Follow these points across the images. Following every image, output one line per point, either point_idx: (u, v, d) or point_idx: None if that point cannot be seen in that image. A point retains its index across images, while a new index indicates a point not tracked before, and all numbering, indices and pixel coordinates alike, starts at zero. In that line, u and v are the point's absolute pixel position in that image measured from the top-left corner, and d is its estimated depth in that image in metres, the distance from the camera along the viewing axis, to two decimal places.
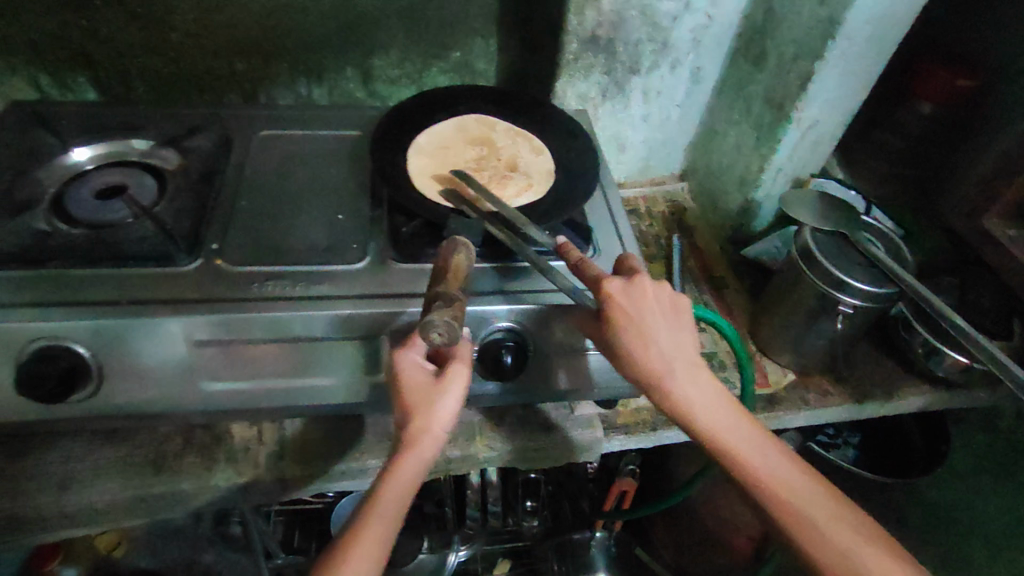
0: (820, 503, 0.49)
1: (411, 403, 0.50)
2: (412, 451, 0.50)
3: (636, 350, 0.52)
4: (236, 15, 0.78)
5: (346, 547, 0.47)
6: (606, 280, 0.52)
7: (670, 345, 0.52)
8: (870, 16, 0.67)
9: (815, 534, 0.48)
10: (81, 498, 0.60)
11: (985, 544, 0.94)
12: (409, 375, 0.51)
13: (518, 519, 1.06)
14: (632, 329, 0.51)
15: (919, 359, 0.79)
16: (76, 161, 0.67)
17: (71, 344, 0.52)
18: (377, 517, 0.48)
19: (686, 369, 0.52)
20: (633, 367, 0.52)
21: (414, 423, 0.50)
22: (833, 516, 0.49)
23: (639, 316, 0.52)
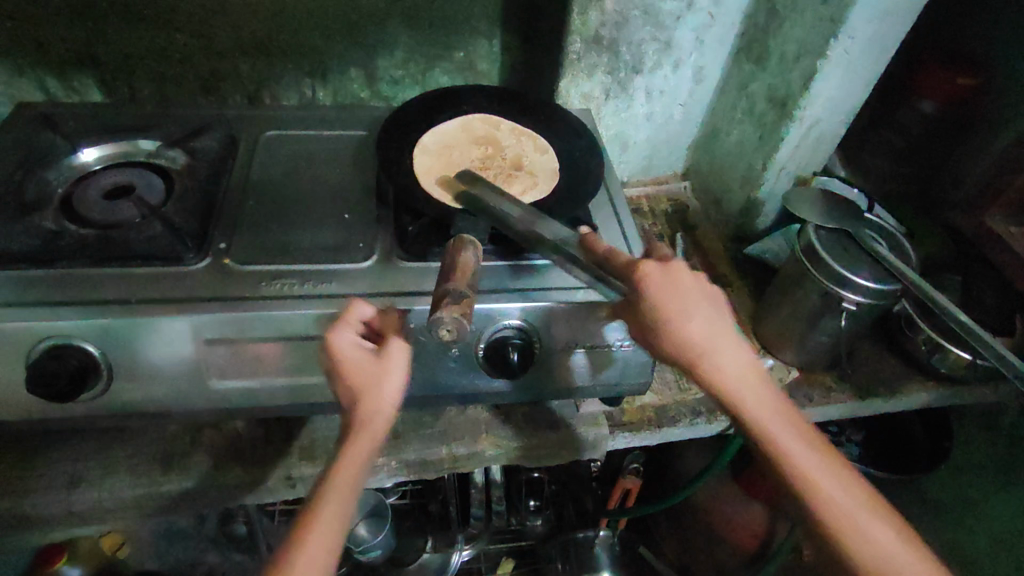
0: (859, 499, 0.47)
1: (360, 382, 0.49)
2: (363, 433, 0.49)
3: (676, 328, 0.50)
4: (242, 16, 0.78)
5: (304, 534, 0.45)
6: (645, 261, 0.51)
7: (710, 326, 0.51)
8: (872, 14, 0.67)
9: (852, 530, 0.46)
10: (90, 497, 0.60)
11: (988, 540, 0.94)
12: (349, 356, 0.49)
13: (522, 518, 1.07)
14: (672, 307, 0.50)
15: (922, 355, 0.80)
16: (84, 162, 0.67)
17: (82, 343, 0.53)
18: (334, 500, 0.46)
19: (726, 351, 0.50)
20: (671, 345, 0.51)
21: (364, 402, 0.49)
22: (870, 511, 0.47)
23: (681, 295, 0.51)
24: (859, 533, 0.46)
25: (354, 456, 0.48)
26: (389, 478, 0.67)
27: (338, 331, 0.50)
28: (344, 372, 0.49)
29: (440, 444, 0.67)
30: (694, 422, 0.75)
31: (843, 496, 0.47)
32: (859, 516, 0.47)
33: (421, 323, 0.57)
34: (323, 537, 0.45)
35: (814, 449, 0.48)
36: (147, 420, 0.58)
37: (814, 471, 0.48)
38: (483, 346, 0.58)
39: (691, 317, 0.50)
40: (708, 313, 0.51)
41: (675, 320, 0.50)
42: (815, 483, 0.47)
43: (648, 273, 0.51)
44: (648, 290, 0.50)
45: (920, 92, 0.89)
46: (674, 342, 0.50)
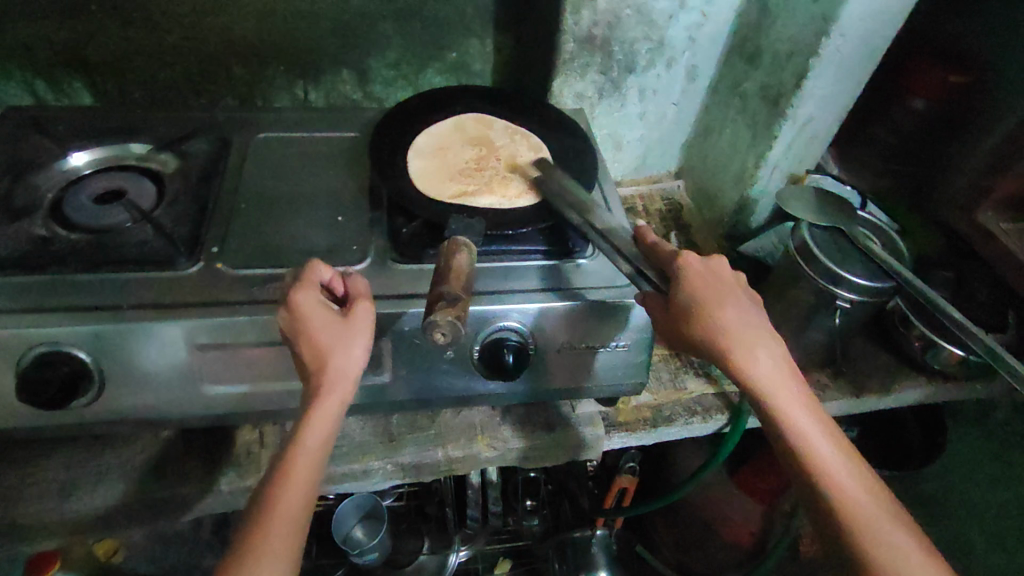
0: (873, 493, 0.49)
1: (323, 345, 0.49)
2: (327, 393, 0.48)
3: (710, 316, 0.52)
4: (232, 18, 0.78)
5: (273, 497, 0.46)
6: (686, 253, 0.54)
7: (742, 319, 0.52)
8: (863, 13, 0.68)
9: (867, 523, 0.47)
10: (84, 504, 0.60)
11: (982, 534, 0.95)
12: (312, 315, 0.50)
13: (518, 517, 1.07)
14: (709, 294, 0.52)
15: (916, 352, 0.80)
16: (74, 166, 0.66)
17: (74, 350, 0.52)
18: (298, 463, 0.47)
19: (755, 343, 0.52)
20: (703, 333, 0.52)
21: (326, 364, 0.49)
22: (882, 506, 0.48)
23: (715, 286, 0.53)
24: (874, 527, 0.47)
25: (319, 417, 0.48)
26: (384, 481, 0.67)
27: (299, 293, 0.50)
28: (306, 334, 0.49)
29: (436, 447, 0.67)
30: (690, 422, 0.75)
31: (860, 489, 0.48)
32: (872, 508, 0.48)
33: (415, 325, 0.57)
34: (289, 501, 0.46)
35: (834, 444, 0.50)
36: (141, 426, 0.58)
37: (833, 464, 0.49)
38: (479, 348, 0.58)
39: (724, 306, 0.52)
40: (740, 307, 0.53)
41: (710, 307, 0.52)
42: (835, 474, 0.48)
43: (687, 263, 0.53)
44: (687, 276, 0.53)
45: (911, 88, 0.90)
46: (708, 329, 0.52)
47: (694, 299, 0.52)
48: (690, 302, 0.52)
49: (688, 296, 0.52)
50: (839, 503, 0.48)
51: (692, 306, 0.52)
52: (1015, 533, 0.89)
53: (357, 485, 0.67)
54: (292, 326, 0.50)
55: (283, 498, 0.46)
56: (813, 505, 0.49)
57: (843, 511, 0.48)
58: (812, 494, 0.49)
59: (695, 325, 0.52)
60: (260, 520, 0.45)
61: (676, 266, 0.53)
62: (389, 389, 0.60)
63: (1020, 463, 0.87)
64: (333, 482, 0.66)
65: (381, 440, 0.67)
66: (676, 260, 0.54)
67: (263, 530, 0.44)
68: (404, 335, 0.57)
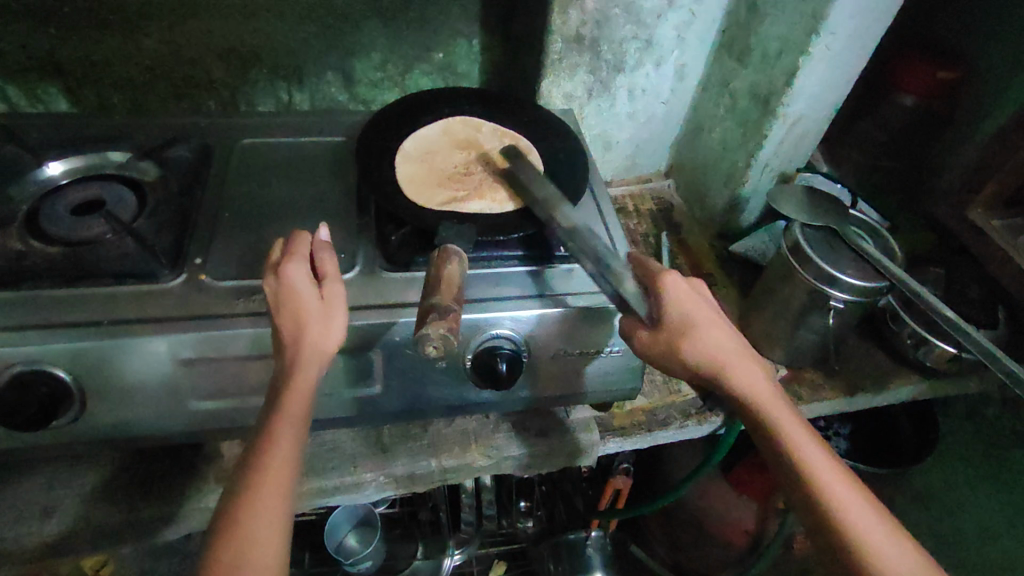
0: (870, 506, 0.48)
1: (302, 317, 0.49)
2: (303, 366, 0.48)
3: (697, 337, 0.53)
4: (213, 21, 0.76)
5: (263, 468, 0.45)
6: (667, 271, 0.55)
7: (728, 340, 0.53)
8: (853, 11, 0.67)
9: (869, 539, 0.46)
10: (68, 525, 0.58)
11: (975, 528, 0.96)
12: (296, 286, 0.50)
13: (513, 520, 1.06)
14: (694, 314, 0.53)
15: (908, 350, 0.80)
16: (50, 176, 0.64)
17: (53, 369, 0.51)
18: (283, 433, 0.46)
19: (743, 363, 0.53)
20: (692, 355, 0.52)
21: (305, 337, 0.49)
22: (882, 520, 0.47)
23: (700, 307, 0.54)
24: (876, 543, 0.46)
25: (298, 388, 0.48)
26: (377, 493, 0.66)
27: (289, 264, 0.51)
28: (287, 305, 0.50)
29: (429, 457, 0.66)
30: (685, 424, 0.75)
31: (858, 503, 0.48)
32: (874, 523, 0.47)
33: (406, 335, 0.56)
34: (279, 469, 0.46)
35: (832, 459, 0.49)
36: (126, 443, 0.56)
37: (831, 479, 0.48)
38: (471, 356, 0.57)
39: (710, 326, 0.53)
40: (726, 328, 0.54)
41: (697, 327, 0.53)
42: (834, 490, 0.48)
43: (670, 281, 0.54)
44: (674, 296, 0.54)
45: (900, 86, 0.87)
46: (696, 350, 0.52)
47: (680, 320, 0.53)
48: (676, 323, 0.53)
49: (675, 315, 0.53)
50: (839, 518, 0.47)
51: (679, 328, 0.53)
52: (1006, 527, 0.90)
53: (348, 497, 0.65)
54: (277, 296, 0.50)
55: (271, 470, 0.45)
56: (815, 524, 0.48)
57: (845, 528, 0.47)
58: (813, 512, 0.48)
59: (684, 347, 0.52)
60: (253, 496, 0.44)
61: (660, 286, 0.54)
62: (380, 400, 0.58)
63: (1011, 457, 0.88)
64: (323, 496, 0.64)
65: (373, 451, 0.66)
66: (659, 276, 0.55)
67: (252, 504, 0.44)
68: (395, 346, 0.56)
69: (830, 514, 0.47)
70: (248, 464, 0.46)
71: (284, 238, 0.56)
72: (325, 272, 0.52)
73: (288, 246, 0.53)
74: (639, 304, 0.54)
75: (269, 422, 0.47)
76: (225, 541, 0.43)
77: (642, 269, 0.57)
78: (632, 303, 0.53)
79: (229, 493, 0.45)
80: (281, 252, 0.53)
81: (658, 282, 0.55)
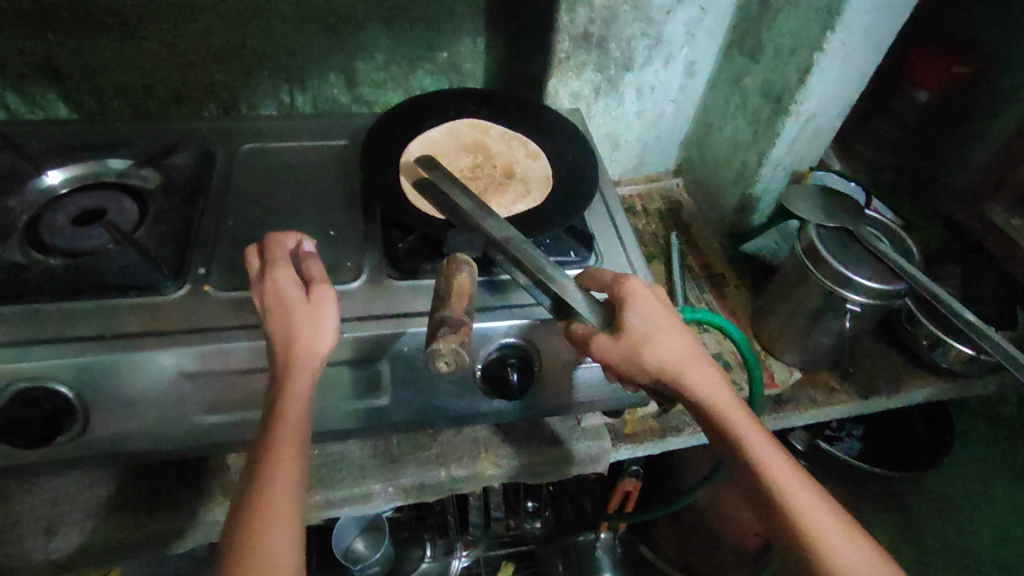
0: (830, 509, 0.47)
1: (292, 322, 0.48)
2: (294, 371, 0.47)
3: (656, 339, 0.52)
4: (213, 23, 0.74)
5: (270, 480, 0.44)
6: (626, 276, 0.54)
7: (687, 346, 0.53)
8: (870, 6, 0.65)
9: (830, 538, 0.45)
10: (72, 540, 0.57)
11: (992, 530, 0.95)
12: (284, 292, 0.49)
13: (521, 520, 1.03)
14: (655, 318, 0.52)
15: (923, 350, 0.79)
16: (49, 186, 0.63)
17: (56, 385, 0.50)
18: (287, 443, 0.45)
19: (701, 369, 0.52)
20: (654, 359, 0.51)
21: (296, 340, 0.47)
22: (844, 525, 0.46)
23: (655, 314, 0.53)
24: (838, 550, 0.45)
25: (296, 394, 0.46)
26: (387, 503, 0.65)
27: (276, 270, 0.50)
28: (276, 310, 0.49)
29: (438, 466, 0.65)
30: (697, 430, 0.74)
31: (817, 503, 0.47)
32: (836, 526, 0.46)
33: (414, 345, 0.55)
34: (286, 476, 0.45)
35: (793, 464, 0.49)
36: (130, 459, 0.55)
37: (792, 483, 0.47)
38: (481, 366, 0.56)
39: (666, 333, 0.52)
40: (685, 334, 0.53)
41: (657, 332, 0.52)
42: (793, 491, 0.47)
43: (630, 285, 0.53)
44: (633, 300, 0.53)
45: (915, 81, 0.87)
46: (657, 354, 0.51)
47: (640, 322, 0.52)
48: (638, 325, 0.52)
49: (636, 317, 0.52)
50: (800, 524, 0.46)
51: (640, 331, 0.52)
52: None
53: (354, 509, 0.64)
54: (264, 301, 0.49)
55: (279, 476, 0.44)
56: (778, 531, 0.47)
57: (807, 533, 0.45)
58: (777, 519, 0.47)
59: (646, 350, 0.51)
60: (265, 509, 0.43)
61: (622, 290, 0.53)
62: (386, 412, 0.57)
63: None
64: (329, 508, 0.64)
65: (382, 461, 0.65)
66: (619, 281, 0.54)
67: (260, 519, 0.43)
68: (403, 356, 0.55)
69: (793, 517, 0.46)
70: (254, 473, 0.45)
71: (261, 241, 0.55)
72: (311, 276, 0.51)
73: (268, 253, 0.52)
74: (591, 315, 0.52)
75: (269, 432, 0.45)
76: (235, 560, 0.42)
77: (597, 281, 0.56)
78: (588, 320, 0.52)
79: (236, 504, 0.44)
80: (261, 260, 0.52)
81: (618, 288, 0.54)
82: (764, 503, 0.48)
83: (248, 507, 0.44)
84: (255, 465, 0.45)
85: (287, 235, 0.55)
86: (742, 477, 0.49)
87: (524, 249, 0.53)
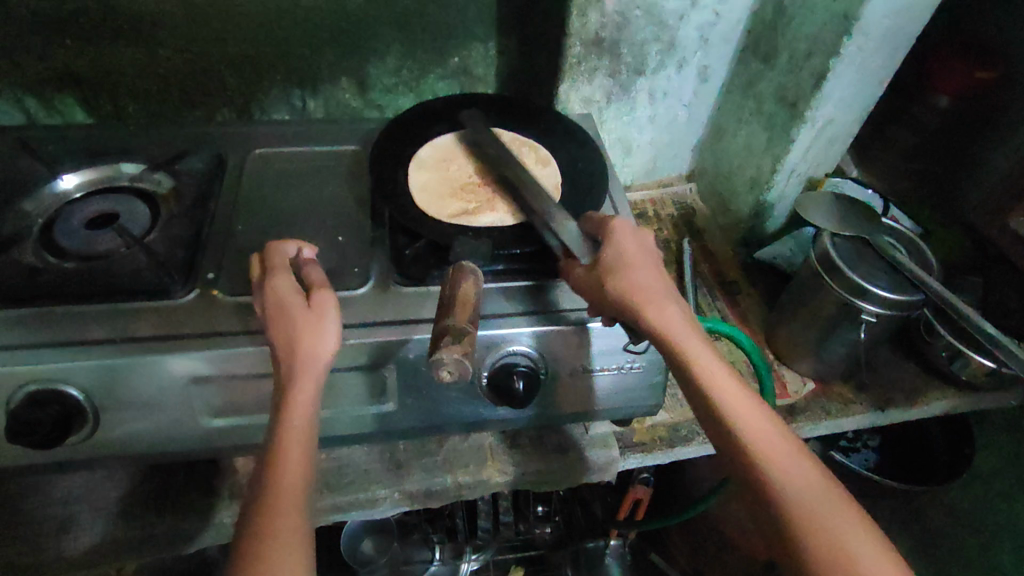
0: (784, 437, 0.47)
1: (294, 329, 0.48)
2: (300, 375, 0.46)
3: (627, 272, 0.52)
4: (226, 28, 0.75)
5: (276, 485, 0.43)
6: (614, 217, 0.57)
7: (662, 281, 0.53)
8: (888, 11, 0.64)
9: (781, 464, 0.45)
10: (83, 541, 0.58)
11: (1015, 547, 0.92)
12: (285, 299, 0.49)
13: (530, 525, 1.00)
14: (629, 254, 0.54)
15: (942, 362, 0.77)
16: (64, 190, 0.64)
17: (67, 387, 0.50)
18: (292, 447, 0.44)
19: (665, 302, 0.52)
20: (622, 289, 0.51)
21: (300, 345, 0.47)
22: (794, 450, 0.46)
23: (627, 252, 0.54)
24: (784, 471, 0.45)
25: (300, 400, 0.46)
26: (392, 509, 0.65)
27: (276, 277, 0.50)
28: (278, 318, 0.49)
29: (444, 473, 0.65)
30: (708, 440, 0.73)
31: (771, 428, 0.47)
32: (790, 458, 0.45)
33: (420, 352, 0.55)
34: (291, 486, 0.43)
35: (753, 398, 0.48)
36: (138, 461, 0.56)
37: (749, 416, 0.47)
38: (487, 374, 0.55)
39: (636, 268, 0.53)
40: (658, 271, 0.54)
41: (631, 265, 0.53)
42: (748, 418, 0.47)
43: (617, 224, 0.56)
44: (613, 236, 0.55)
45: (935, 86, 0.89)
46: (624, 286, 0.51)
47: (613, 257, 0.53)
48: (608, 260, 0.53)
49: (611, 252, 0.54)
50: (751, 448, 0.46)
51: (610, 266, 0.53)
52: None
53: (362, 514, 0.65)
54: (265, 310, 0.49)
55: (284, 486, 0.43)
56: (733, 456, 0.47)
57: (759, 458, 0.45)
58: (732, 449, 0.47)
59: (612, 284, 0.51)
60: (271, 513, 0.42)
61: (607, 229, 0.56)
62: (393, 418, 0.57)
63: None
64: (336, 513, 0.64)
65: (388, 466, 0.65)
66: (607, 222, 0.57)
67: (269, 525, 0.42)
68: (410, 363, 0.55)
69: (748, 448, 0.46)
70: (259, 483, 0.43)
71: (261, 251, 0.55)
72: (310, 281, 0.51)
73: (269, 261, 0.52)
74: (577, 247, 0.56)
75: (275, 438, 0.45)
76: (246, 557, 0.40)
77: (592, 223, 0.59)
78: (569, 246, 0.56)
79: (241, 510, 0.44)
80: (263, 268, 0.53)
81: (605, 229, 0.56)
82: (722, 432, 0.48)
83: (251, 514, 0.42)
84: (260, 475, 0.44)
85: (288, 243, 0.55)
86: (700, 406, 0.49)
87: (544, 197, 0.60)
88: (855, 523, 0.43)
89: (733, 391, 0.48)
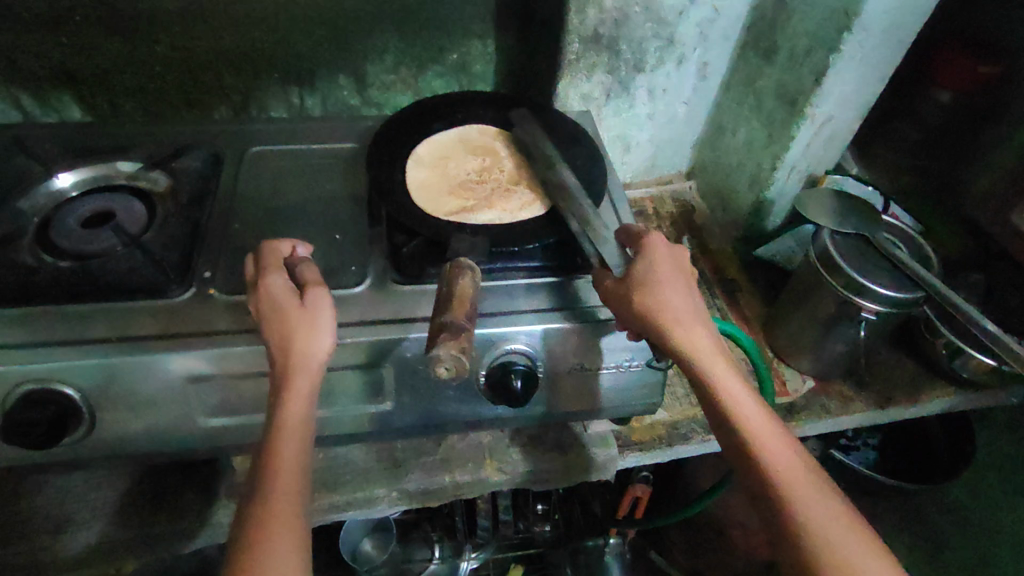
0: (808, 468, 0.46)
1: (289, 327, 0.48)
2: (297, 377, 0.46)
3: (656, 290, 0.51)
4: (223, 25, 0.75)
5: (271, 486, 0.43)
6: (649, 231, 0.56)
7: (693, 301, 0.52)
8: (888, 6, 0.64)
9: (803, 496, 0.44)
10: (79, 540, 0.58)
11: (1015, 544, 0.92)
12: (281, 300, 0.49)
13: (530, 524, 1.01)
14: (661, 271, 0.53)
15: (943, 360, 0.77)
16: (60, 188, 0.64)
17: (63, 387, 0.50)
18: (288, 447, 0.44)
19: (694, 323, 0.51)
20: (649, 307, 0.51)
21: (294, 344, 0.47)
22: (818, 483, 0.45)
23: (659, 269, 0.53)
24: (806, 503, 0.44)
25: (295, 400, 0.45)
26: (389, 508, 0.65)
27: (270, 276, 0.50)
28: (272, 316, 0.48)
29: (442, 472, 0.65)
30: (707, 438, 0.72)
31: (795, 459, 0.46)
32: (811, 489, 0.45)
33: (416, 351, 0.54)
34: (286, 487, 0.43)
35: (777, 425, 0.48)
36: (135, 461, 0.55)
37: (772, 445, 0.46)
38: (485, 373, 0.55)
39: (667, 286, 0.52)
40: (689, 290, 0.52)
41: (662, 283, 0.52)
42: (771, 447, 0.46)
43: (653, 238, 0.55)
44: (648, 251, 0.54)
45: (937, 79, 0.89)
46: (652, 303, 0.51)
47: (644, 272, 0.52)
48: (638, 275, 0.52)
49: (643, 268, 0.53)
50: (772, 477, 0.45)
51: (639, 281, 0.52)
52: None
53: (359, 513, 0.64)
54: (259, 309, 0.49)
55: (278, 488, 0.43)
56: (751, 481, 0.46)
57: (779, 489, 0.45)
58: (752, 475, 0.46)
59: (639, 302, 0.51)
60: (267, 514, 0.42)
61: (642, 243, 0.55)
62: (391, 416, 0.57)
63: None
64: (334, 512, 0.63)
65: (386, 465, 0.65)
66: (643, 236, 0.55)
67: (263, 526, 0.41)
68: (407, 362, 0.55)
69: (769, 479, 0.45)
70: (254, 483, 0.43)
71: (255, 251, 0.55)
72: (305, 280, 0.51)
73: (263, 260, 0.52)
74: (614, 262, 0.56)
75: (270, 438, 0.44)
76: (240, 559, 0.40)
77: (629, 236, 0.57)
78: (606, 259, 0.56)
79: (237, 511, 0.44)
80: (256, 267, 0.52)
81: (641, 242, 0.55)
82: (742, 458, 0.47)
83: (245, 515, 0.42)
84: (254, 474, 0.44)
85: (281, 243, 0.55)
86: (723, 429, 0.48)
87: (583, 202, 0.61)
88: (874, 561, 0.42)
89: (758, 419, 0.47)
